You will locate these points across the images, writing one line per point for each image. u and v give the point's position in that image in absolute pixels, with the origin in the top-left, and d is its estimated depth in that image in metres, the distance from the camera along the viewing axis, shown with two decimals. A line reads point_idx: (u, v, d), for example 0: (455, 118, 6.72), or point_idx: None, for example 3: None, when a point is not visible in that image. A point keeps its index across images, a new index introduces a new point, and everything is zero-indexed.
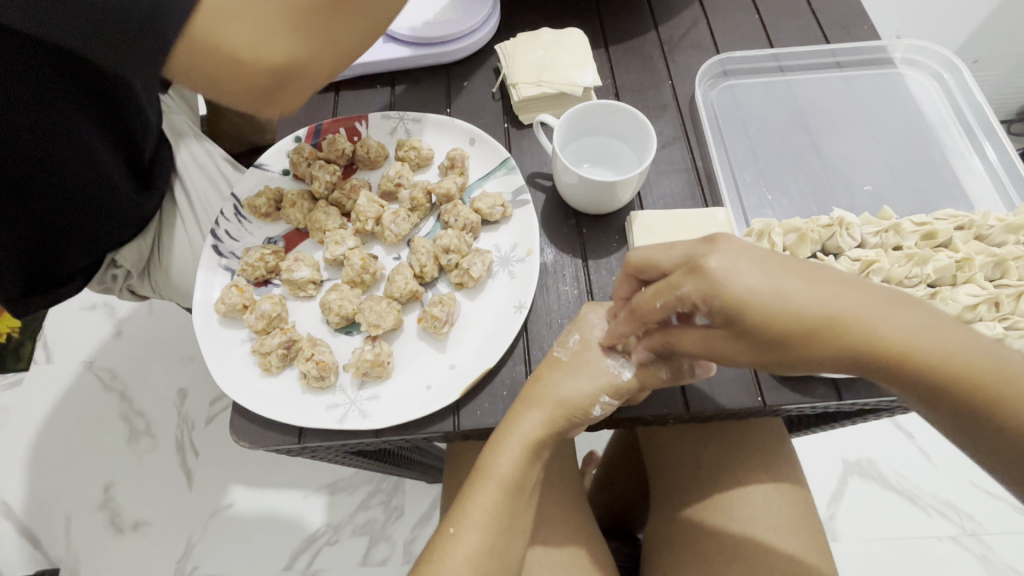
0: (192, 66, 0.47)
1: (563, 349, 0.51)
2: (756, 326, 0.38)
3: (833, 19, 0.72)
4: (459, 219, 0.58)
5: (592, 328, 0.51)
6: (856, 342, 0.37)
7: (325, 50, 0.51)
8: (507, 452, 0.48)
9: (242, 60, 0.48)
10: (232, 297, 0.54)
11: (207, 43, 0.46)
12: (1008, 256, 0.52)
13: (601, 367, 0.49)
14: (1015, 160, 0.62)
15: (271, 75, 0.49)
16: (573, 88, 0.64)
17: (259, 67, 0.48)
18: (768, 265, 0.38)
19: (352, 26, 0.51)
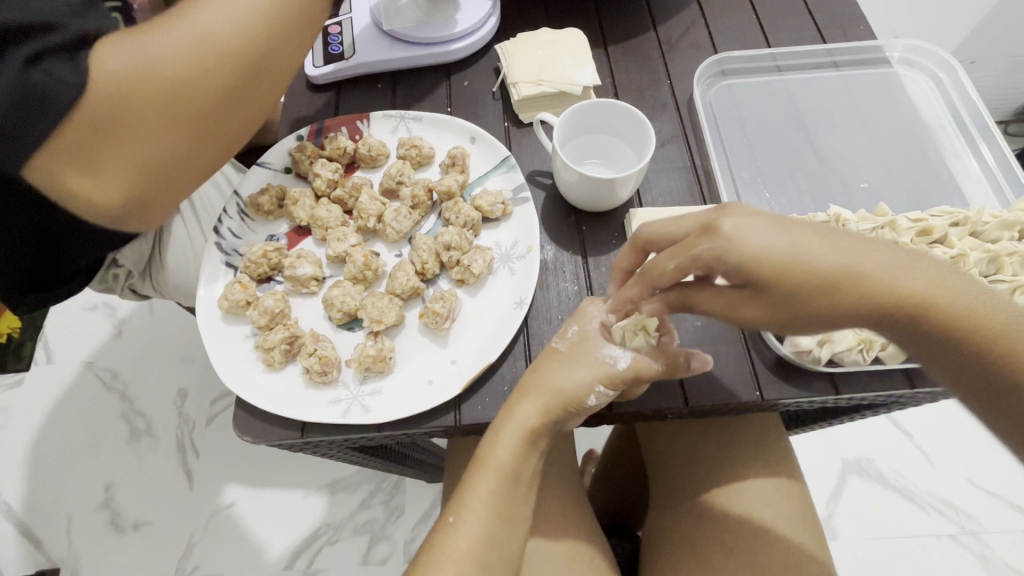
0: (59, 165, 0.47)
1: (560, 339, 0.52)
2: (773, 283, 0.40)
3: (830, 19, 0.73)
4: (460, 217, 0.59)
5: (591, 322, 0.51)
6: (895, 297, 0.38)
7: (214, 139, 0.51)
8: (506, 445, 0.49)
9: (110, 166, 0.46)
10: (235, 294, 0.55)
11: (69, 159, 0.44)
12: (1002, 252, 0.53)
13: (595, 357, 0.49)
14: (1010, 159, 0.63)
15: (152, 172, 0.48)
16: (573, 87, 0.65)
17: (130, 167, 0.47)
18: (783, 225, 0.41)
19: (241, 108, 0.51)
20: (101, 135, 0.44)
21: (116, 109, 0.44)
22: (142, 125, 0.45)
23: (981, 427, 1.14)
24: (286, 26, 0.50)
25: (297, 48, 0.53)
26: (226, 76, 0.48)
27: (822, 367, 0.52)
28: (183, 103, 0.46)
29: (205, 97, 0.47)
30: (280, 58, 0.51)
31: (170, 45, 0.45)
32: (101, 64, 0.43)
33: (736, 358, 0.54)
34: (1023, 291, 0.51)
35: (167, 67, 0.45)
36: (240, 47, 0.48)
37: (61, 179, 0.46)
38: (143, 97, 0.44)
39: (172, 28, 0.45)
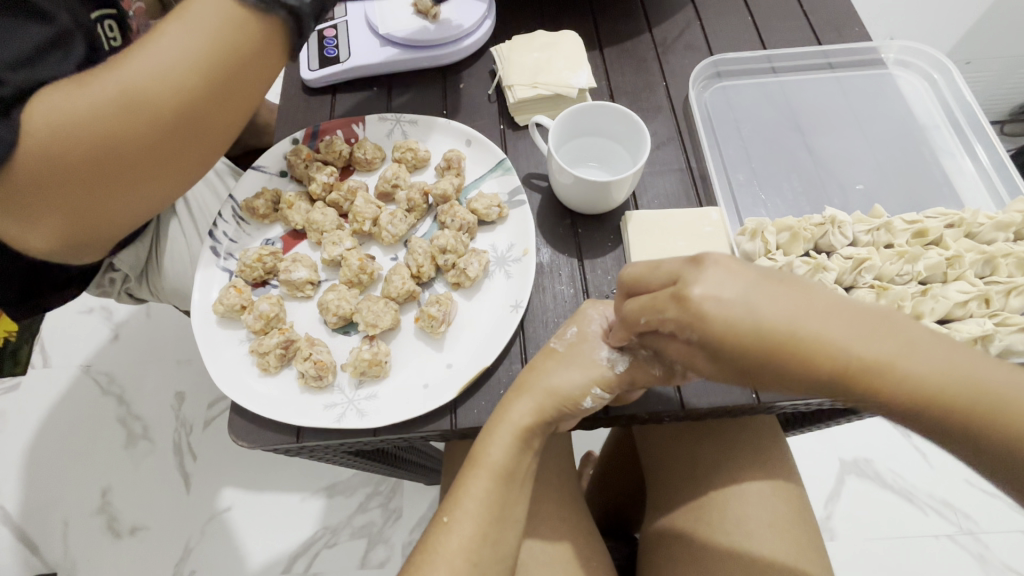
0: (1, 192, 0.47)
1: (558, 341, 0.52)
2: (737, 353, 0.36)
3: (825, 20, 0.73)
4: (455, 220, 0.59)
5: (588, 324, 0.51)
6: (877, 377, 0.34)
7: (149, 184, 0.51)
8: (501, 448, 0.48)
9: (44, 213, 0.48)
10: (230, 298, 0.55)
11: (5, 207, 0.47)
12: (997, 253, 0.53)
13: (592, 359, 0.50)
14: (1006, 161, 0.63)
15: (86, 215, 0.50)
16: (568, 90, 0.65)
17: (63, 212, 0.49)
18: (755, 286, 0.36)
19: (177, 159, 0.51)
20: (29, 188, 0.46)
21: (42, 167, 0.45)
22: (70, 180, 0.46)
23: None
24: (223, 78, 0.49)
25: (240, 96, 0.51)
26: (156, 132, 0.48)
27: None
28: (110, 160, 0.47)
29: (133, 152, 0.48)
30: (218, 110, 0.50)
31: (94, 102, 0.45)
32: (30, 122, 0.44)
33: None
34: (1018, 292, 0.51)
35: (92, 126, 0.45)
36: (169, 103, 0.47)
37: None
38: (70, 155, 0.45)
39: (100, 84, 0.45)
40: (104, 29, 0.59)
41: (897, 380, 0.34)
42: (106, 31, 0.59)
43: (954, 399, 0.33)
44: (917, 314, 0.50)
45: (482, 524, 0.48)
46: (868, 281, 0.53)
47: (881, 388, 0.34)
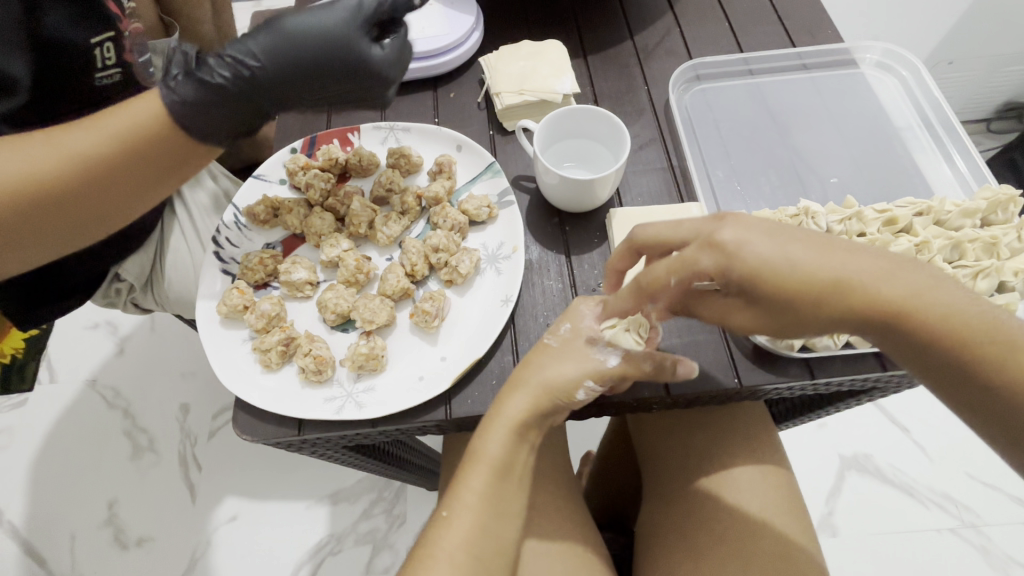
0: None
1: (553, 335, 0.54)
2: (771, 291, 0.42)
3: (799, 24, 0.76)
4: (447, 221, 0.62)
5: (577, 314, 0.54)
6: (901, 312, 0.39)
7: (74, 240, 0.52)
8: (493, 435, 0.50)
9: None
10: (233, 299, 0.57)
11: None
12: (964, 238, 0.55)
13: (587, 353, 0.52)
14: (977, 155, 0.65)
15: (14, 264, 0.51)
16: (553, 96, 0.68)
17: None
18: (781, 234, 0.43)
19: (102, 218, 0.52)
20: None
21: None
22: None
23: None
24: (153, 158, 0.50)
25: (176, 170, 0.52)
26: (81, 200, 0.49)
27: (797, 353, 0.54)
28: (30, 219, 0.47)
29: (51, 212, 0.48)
30: (146, 187, 0.52)
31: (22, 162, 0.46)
32: None
33: (716, 348, 0.56)
34: (984, 275, 0.53)
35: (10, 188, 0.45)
36: (96, 173, 0.48)
37: None
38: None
39: (48, 142, 0.47)
40: (101, 50, 0.64)
41: (917, 313, 0.39)
42: (103, 52, 0.64)
43: (974, 335, 0.38)
44: None
45: (475, 508, 0.50)
46: None
47: (901, 323, 0.40)
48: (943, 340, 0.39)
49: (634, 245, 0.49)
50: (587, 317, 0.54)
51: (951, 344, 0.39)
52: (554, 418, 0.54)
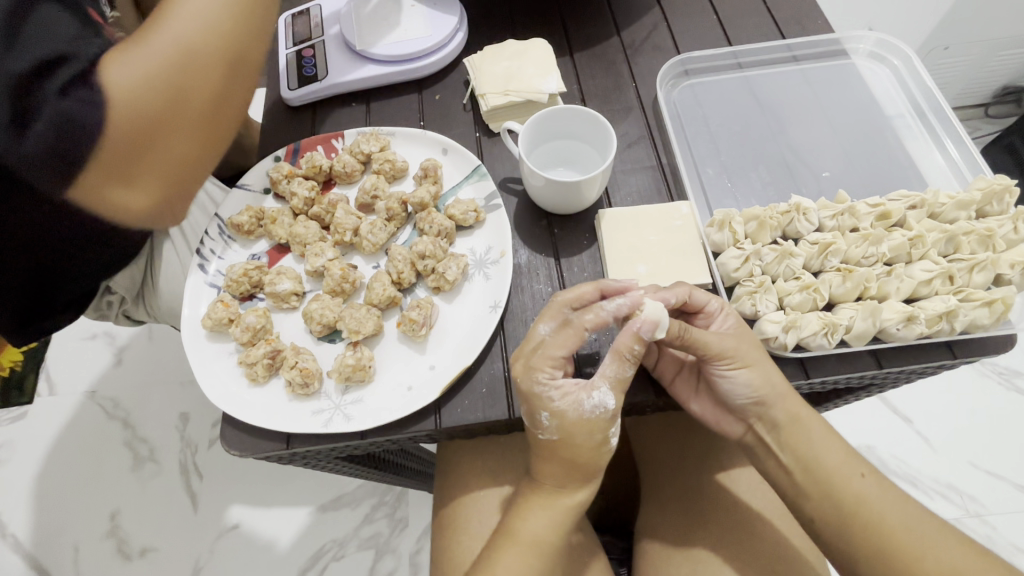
0: (116, 157, 0.47)
1: (542, 431, 0.49)
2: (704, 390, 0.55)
3: (788, 15, 0.75)
4: (433, 226, 0.61)
5: (548, 399, 0.48)
6: (809, 441, 0.49)
7: (218, 141, 0.54)
8: None
9: (134, 181, 0.50)
10: (218, 312, 0.56)
11: (132, 163, 0.48)
12: (958, 231, 0.54)
13: (586, 417, 0.48)
14: (969, 144, 0.64)
15: (175, 173, 0.52)
16: (539, 95, 0.67)
17: (169, 167, 0.51)
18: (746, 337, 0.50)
19: (221, 120, 0.53)
20: (116, 161, 0.48)
21: (157, 106, 0.47)
22: (178, 116, 0.49)
23: (979, 409, 1.14)
24: (244, 28, 0.51)
25: (259, 37, 0.53)
26: (213, 101, 0.51)
27: (790, 353, 0.52)
28: (178, 124, 0.49)
29: (194, 113, 0.50)
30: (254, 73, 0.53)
31: (150, 64, 0.46)
32: (133, 70, 0.46)
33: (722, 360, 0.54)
34: (980, 268, 0.52)
35: (159, 92, 0.47)
36: (217, 53, 0.49)
37: (121, 185, 0.49)
38: (145, 120, 0.47)
39: (177, 19, 0.48)
40: None
41: (841, 465, 0.49)
42: None
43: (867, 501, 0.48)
44: (883, 294, 0.52)
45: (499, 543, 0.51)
46: (834, 265, 0.54)
47: (815, 471, 0.49)
48: (842, 493, 0.48)
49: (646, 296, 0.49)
50: (557, 394, 0.48)
51: (847, 517, 0.48)
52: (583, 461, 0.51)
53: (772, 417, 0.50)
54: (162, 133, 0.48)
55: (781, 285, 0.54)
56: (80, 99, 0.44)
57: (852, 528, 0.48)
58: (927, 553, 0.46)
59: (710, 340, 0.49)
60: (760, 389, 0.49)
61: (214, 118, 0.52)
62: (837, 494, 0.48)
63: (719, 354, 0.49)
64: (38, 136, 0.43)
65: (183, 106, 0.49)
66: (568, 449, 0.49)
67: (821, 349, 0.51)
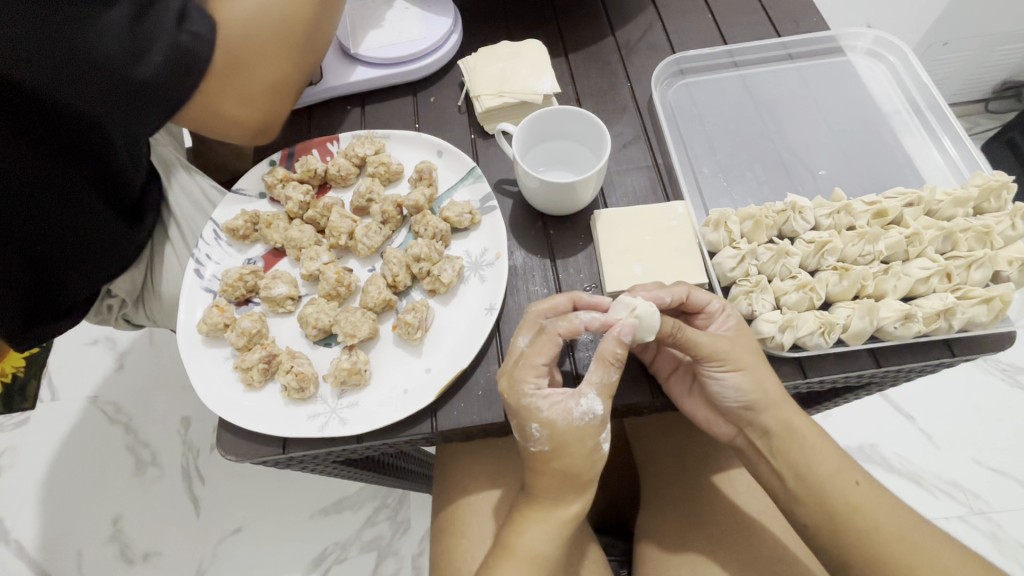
0: (217, 88, 0.59)
1: (534, 444, 0.49)
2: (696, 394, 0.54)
3: (784, 13, 0.75)
4: (428, 229, 0.61)
5: (536, 409, 0.48)
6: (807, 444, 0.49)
7: (295, 76, 0.64)
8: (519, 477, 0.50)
9: (233, 101, 0.60)
10: (213, 317, 0.57)
11: (230, 90, 0.60)
12: (956, 228, 0.54)
13: (574, 425, 0.48)
14: (966, 140, 0.64)
15: (263, 101, 0.62)
16: (534, 97, 0.67)
17: (256, 92, 0.61)
18: (740, 345, 0.49)
19: (296, 57, 0.63)
20: (220, 81, 0.58)
21: (244, 43, 0.59)
22: (267, 56, 0.60)
23: (983, 406, 1.13)
24: None
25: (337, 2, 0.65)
26: (291, 31, 0.61)
27: (787, 353, 0.51)
28: (265, 48, 0.60)
29: (277, 41, 0.60)
30: (321, 8, 0.63)
31: (245, 16, 0.58)
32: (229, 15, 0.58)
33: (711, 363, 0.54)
34: (977, 265, 0.52)
35: (254, 27, 0.59)
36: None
37: (222, 112, 0.60)
38: (244, 49, 0.59)
39: None
40: None
41: (834, 474, 0.49)
42: None
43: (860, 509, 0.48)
44: (880, 292, 0.52)
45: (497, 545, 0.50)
46: (831, 264, 0.54)
47: (807, 481, 0.49)
48: (834, 501, 0.48)
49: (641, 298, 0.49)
50: (544, 403, 0.48)
51: (839, 526, 0.48)
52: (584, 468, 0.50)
53: (765, 421, 0.49)
54: (249, 65, 0.60)
55: (779, 284, 0.53)
56: (190, 34, 0.55)
57: (845, 536, 0.48)
58: (923, 561, 0.46)
59: (700, 339, 0.49)
60: (749, 394, 0.49)
61: (289, 52, 0.62)
62: (829, 504, 0.48)
63: (712, 355, 0.49)
64: (150, 65, 0.52)
65: (263, 41, 0.59)
66: (558, 457, 0.49)
67: (818, 348, 0.51)
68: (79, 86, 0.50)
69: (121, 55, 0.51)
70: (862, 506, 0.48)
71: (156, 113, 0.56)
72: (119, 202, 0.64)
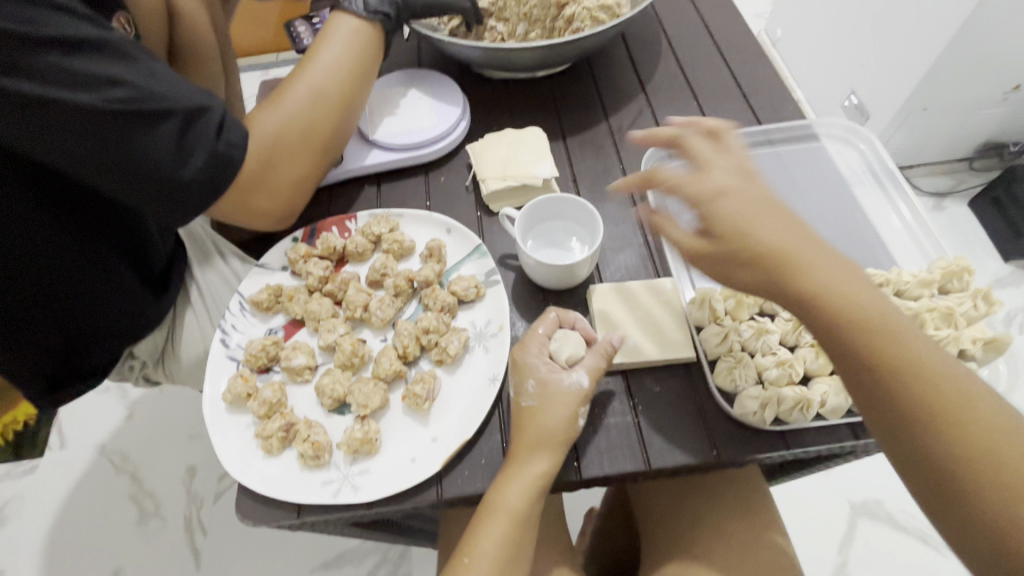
0: (251, 186, 0.65)
1: (525, 398, 0.57)
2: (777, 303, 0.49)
3: (763, 103, 0.83)
4: (437, 302, 0.66)
5: (535, 368, 0.57)
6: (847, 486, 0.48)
7: (318, 169, 0.72)
8: (510, 489, 0.53)
9: (262, 194, 0.66)
10: (238, 386, 0.61)
11: (264, 186, 0.66)
12: (921, 308, 0.58)
13: (563, 389, 0.56)
14: (928, 219, 0.70)
15: (290, 193, 0.69)
16: (534, 180, 0.73)
17: (281, 185, 0.68)
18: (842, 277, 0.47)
19: (320, 154, 0.71)
20: (252, 179, 0.64)
21: (276, 147, 0.67)
22: (295, 156, 0.68)
23: None
24: (335, 89, 0.71)
25: (359, 106, 0.75)
26: (316, 135, 0.70)
27: (771, 428, 0.55)
28: (292, 151, 0.68)
29: (303, 144, 0.69)
30: (343, 114, 0.72)
31: (278, 127, 0.67)
32: (264, 126, 0.67)
33: (694, 427, 0.57)
34: (943, 343, 0.56)
35: (283, 135, 0.67)
36: (317, 111, 0.70)
37: (254, 204, 0.67)
38: (274, 152, 0.66)
39: (294, 93, 0.69)
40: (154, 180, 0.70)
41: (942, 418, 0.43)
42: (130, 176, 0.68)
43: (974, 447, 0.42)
44: None
45: None
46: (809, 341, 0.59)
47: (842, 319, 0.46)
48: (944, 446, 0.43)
49: (552, 316, 0.61)
50: (543, 365, 0.58)
51: (937, 465, 0.43)
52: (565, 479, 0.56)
53: None
54: (280, 165, 0.67)
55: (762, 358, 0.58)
56: (229, 140, 0.60)
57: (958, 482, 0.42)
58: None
59: None
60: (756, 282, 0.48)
61: (313, 150, 0.70)
62: (926, 449, 0.43)
63: None
64: (194, 167, 0.57)
65: (292, 143, 0.68)
66: (535, 427, 0.55)
67: (799, 422, 0.55)
68: (120, 182, 0.56)
69: (168, 161, 0.56)
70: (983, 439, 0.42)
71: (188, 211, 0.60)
72: (146, 268, 0.72)
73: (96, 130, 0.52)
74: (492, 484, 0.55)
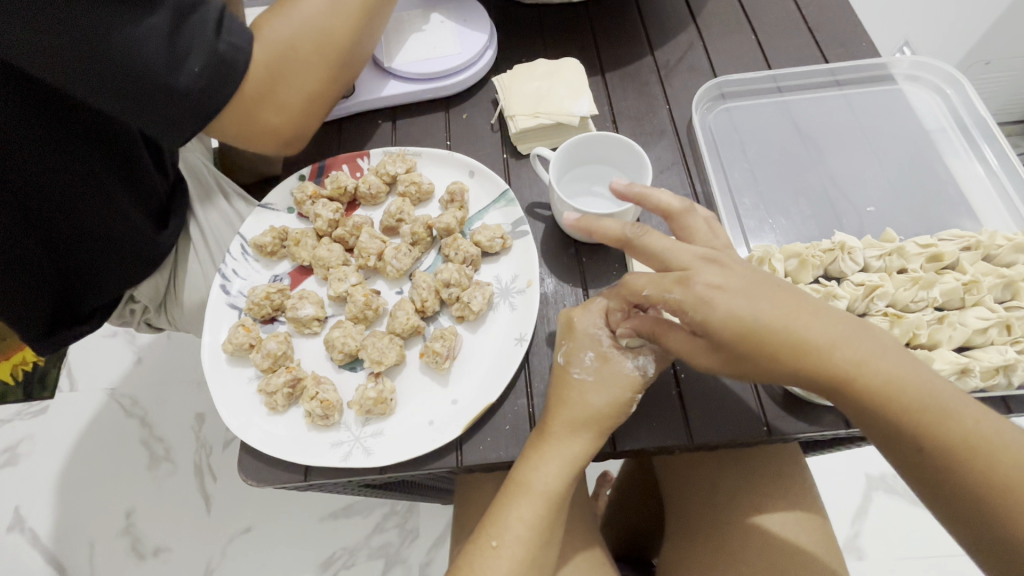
0: (254, 102, 0.56)
1: (578, 370, 0.50)
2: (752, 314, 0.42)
3: (831, 38, 0.72)
4: (459, 253, 0.59)
5: (597, 340, 0.50)
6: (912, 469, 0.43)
7: (331, 90, 0.63)
8: (543, 462, 0.48)
9: (270, 109, 0.58)
10: (239, 337, 0.56)
11: (269, 102, 0.58)
12: (1017, 277, 0.52)
13: (623, 371, 0.49)
14: (1013, 161, 0.63)
15: (297, 112, 0.61)
16: (570, 118, 0.65)
17: (292, 102, 0.60)
18: (807, 311, 0.43)
19: (335, 71, 0.62)
20: (257, 93, 0.56)
21: (285, 59, 0.58)
22: (305, 73, 0.59)
23: None
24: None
25: (381, 20, 0.64)
26: (332, 49, 0.60)
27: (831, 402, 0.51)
28: (305, 64, 0.59)
29: (317, 56, 0.60)
30: (365, 26, 0.62)
31: (291, 35, 0.58)
32: (274, 32, 0.57)
33: (744, 398, 0.52)
34: None
35: (296, 45, 0.58)
36: (335, 20, 0.60)
37: (257, 123, 0.58)
38: (284, 62, 0.58)
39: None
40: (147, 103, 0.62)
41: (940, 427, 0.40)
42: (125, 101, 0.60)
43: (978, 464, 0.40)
44: (934, 342, 0.50)
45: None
46: (881, 308, 0.52)
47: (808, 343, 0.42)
48: (943, 467, 0.41)
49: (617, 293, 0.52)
50: (604, 339, 0.50)
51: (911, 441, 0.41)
52: (600, 451, 0.51)
53: None
54: (289, 80, 0.58)
55: None
56: (229, 43, 0.53)
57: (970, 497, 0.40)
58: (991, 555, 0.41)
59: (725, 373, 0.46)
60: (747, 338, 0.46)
61: (328, 67, 0.61)
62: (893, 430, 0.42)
63: None
64: (190, 73, 0.50)
65: (304, 56, 0.59)
66: (568, 401, 0.49)
67: None
68: (104, 89, 0.48)
69: (160, 63, 0.48)
70: (996, 460, 0.40)
71: (181, 125, 0.53)
72: (149, 202, 0.64)
73: (72, 18, 0.44)
74: (519, 456, 0.51)
